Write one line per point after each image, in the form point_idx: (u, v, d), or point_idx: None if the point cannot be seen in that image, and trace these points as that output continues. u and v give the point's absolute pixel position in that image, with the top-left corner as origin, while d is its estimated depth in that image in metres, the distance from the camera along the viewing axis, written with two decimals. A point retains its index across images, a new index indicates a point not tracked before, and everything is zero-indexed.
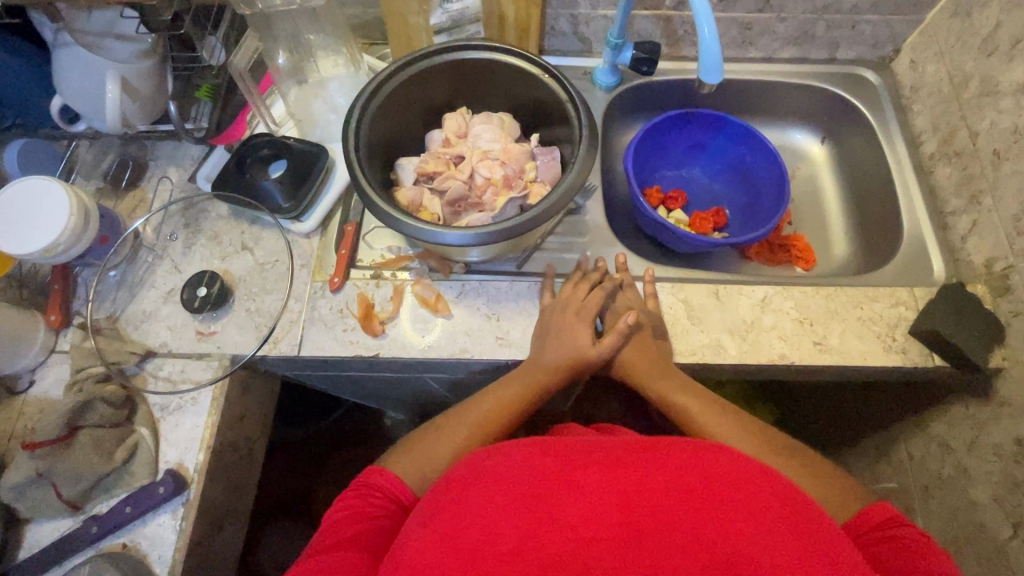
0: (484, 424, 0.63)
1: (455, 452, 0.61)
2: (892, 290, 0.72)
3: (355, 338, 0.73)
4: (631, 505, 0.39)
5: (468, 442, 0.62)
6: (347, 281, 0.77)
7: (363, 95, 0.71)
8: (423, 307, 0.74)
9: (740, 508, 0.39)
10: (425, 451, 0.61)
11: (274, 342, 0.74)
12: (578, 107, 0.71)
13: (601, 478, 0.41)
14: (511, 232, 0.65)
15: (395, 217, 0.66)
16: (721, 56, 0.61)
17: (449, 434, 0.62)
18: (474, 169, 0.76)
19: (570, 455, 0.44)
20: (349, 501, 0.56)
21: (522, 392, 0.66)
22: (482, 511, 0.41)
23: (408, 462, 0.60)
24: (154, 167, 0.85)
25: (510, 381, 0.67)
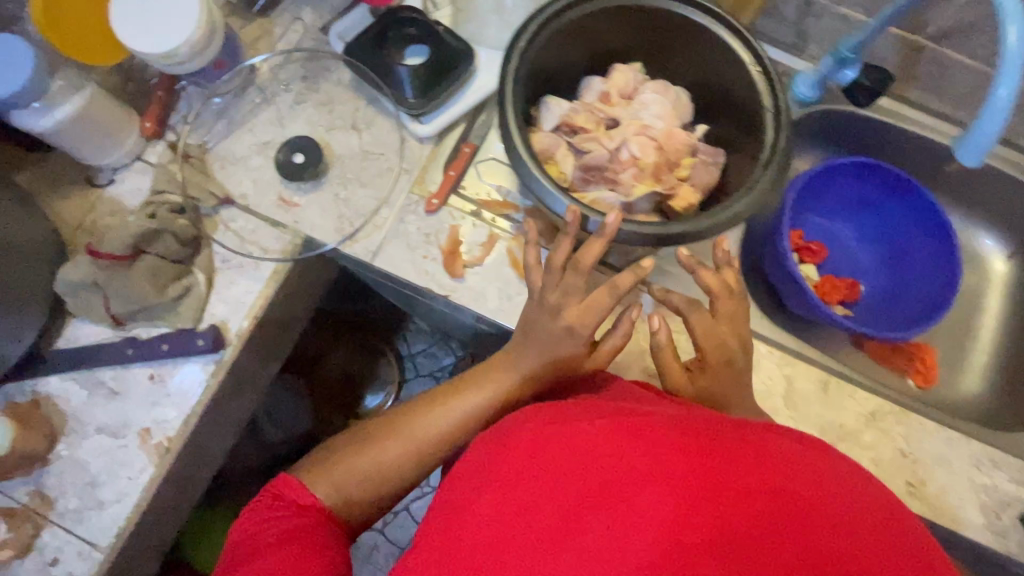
0: (421, 444, 0.54)
1: (379, 474, 0.53)
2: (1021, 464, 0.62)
3: (431, 270, 0.68)
4: (724, 506, 0.35)
5: (400, 461, 0.53)
6: (445, 206, 0.70)
7: (543, 13, 0.60)
8: (512, 268, 0.68)
9: (848, 524, 0.34)
10: (345, 466, 0.52)
11: (351, 240, 0.69)
12: (774, 117, 0.59)
13: (682, 465, 0.36)
14: (647, 238, 0.56)
15: (530, 170, 0.57)
16: (996, 138, 0.50)
17: (377, 452, 0.53)
18: (625, 141, 0.66)
19: (630, 429, 0.40)
20: (262, 514, 0.50)
21: (462, 420, 0.55)
22: (549, 487, 0.37)
23: (325, 481, 0.52)
24: (292, 1, 0.77)
25: (445, 399, 0.55)
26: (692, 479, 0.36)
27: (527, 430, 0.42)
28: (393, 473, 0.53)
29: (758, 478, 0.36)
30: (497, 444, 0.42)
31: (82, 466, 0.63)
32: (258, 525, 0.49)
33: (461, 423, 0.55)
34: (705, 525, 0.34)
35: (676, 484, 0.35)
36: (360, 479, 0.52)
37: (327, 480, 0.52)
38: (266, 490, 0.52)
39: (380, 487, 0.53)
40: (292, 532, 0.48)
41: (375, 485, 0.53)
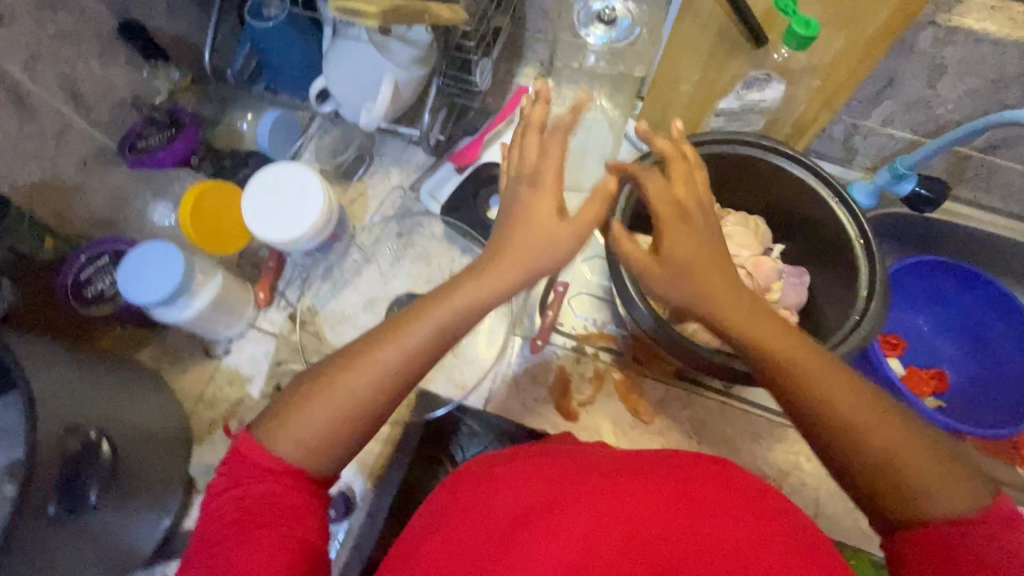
0: (386, 379, 0.43)
1: (339, 429, 0.42)
2: None
3: (545, 412, 0.70)
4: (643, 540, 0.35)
5: (372, 386, 0.43)
6: (548, 346, 0.73)
7: (633, 176, 0.66)
8: (622, 403, 0.70)
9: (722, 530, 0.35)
10: (304, 415, 0.42)
11: (462, 388, 0.71)
12: (864, 247, 0.63)
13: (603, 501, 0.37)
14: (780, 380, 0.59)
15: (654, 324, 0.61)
16: None
17: (344, 383, 0.42)
18: None
19: (550, 470, 0.40)
20: (240, 499, 0.39)
21: (423, 346, 0.44)
22: (475, 536, 0.37)
23: (287, 440, 0.41)
24: (379, 162, 0.83)
25: (366, 351, 0.43)
26: (603, 512, 0.36)
27: (485, 480, 0.41)
28: (358, 418, 0.43)
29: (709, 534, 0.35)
30: (444, 505, 0.41)
31: None
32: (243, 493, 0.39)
33: (437, 342, 0.44)
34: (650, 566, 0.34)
35: (596, 521, 0.36)
36: (335, 417, 0.42)
37: (289, 438, 0.41)
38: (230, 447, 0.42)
39: (343, 436, 0.42)
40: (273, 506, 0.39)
41: (326, 456, 0.42)
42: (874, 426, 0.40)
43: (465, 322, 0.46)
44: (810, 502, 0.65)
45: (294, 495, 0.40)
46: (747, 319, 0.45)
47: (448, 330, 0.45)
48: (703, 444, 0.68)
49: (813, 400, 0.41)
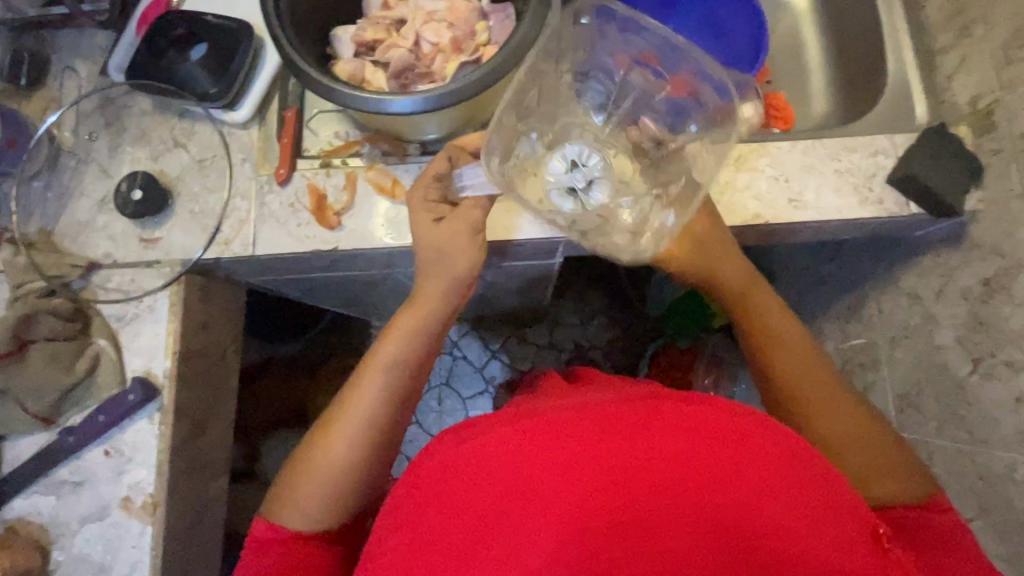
0: (378, 418, 0.64)
1: (328, 480, 0.62)
2: (872, 138, 0.69)
3: (311, 233, 0.69)
4: (608, 491, 0.39)
5: (357, 452, 0.63)
6: (295, 173, 0.71)
7: None
8: (380, 195, 0.70)
9: (706, 484, 0.39)
10: (301, 494, 0.62)
11: (226, 243, 0.69)
12: None
13: (583, 455, 0.41)
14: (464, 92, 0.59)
15: (325, 87, 0.59)
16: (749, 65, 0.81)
17: (331, 452, 0.62)
18: (419, 34, 0.68)
19: (542, 427, 0.44)
20: (267, 551, 0.62)
21: (377, 397, 0.64)
22: (473, 500, 0.42)
23: (289, 511, 0.62)
24: (59, 60, 0.75)
25: (345, 404, 0.65)
26: (612, 468, 0.40)
27: (464, 441, 0.46)
28: (345, 467, 0.62)
29: (648, 476, 0.40)
30: (421, 473, 0.47)
31: (87, 558, 0.63)
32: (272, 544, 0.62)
33: (388, 378, 0.65)
34: (603, 511, 0.39)
35: (602, 478, 0.40)
36: (333, 485, 0.62)
37: (301, 514, 0.62)
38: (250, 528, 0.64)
39: (345, 490, 0.63)
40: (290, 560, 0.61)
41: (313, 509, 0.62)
42: (868, 452, 0.56)
43: (410, 358, 0.66)
44: None
45: (311, 544, 0.63)
46: (789, 375, 0.61)
47: (394, 375, 0.65)
48: None
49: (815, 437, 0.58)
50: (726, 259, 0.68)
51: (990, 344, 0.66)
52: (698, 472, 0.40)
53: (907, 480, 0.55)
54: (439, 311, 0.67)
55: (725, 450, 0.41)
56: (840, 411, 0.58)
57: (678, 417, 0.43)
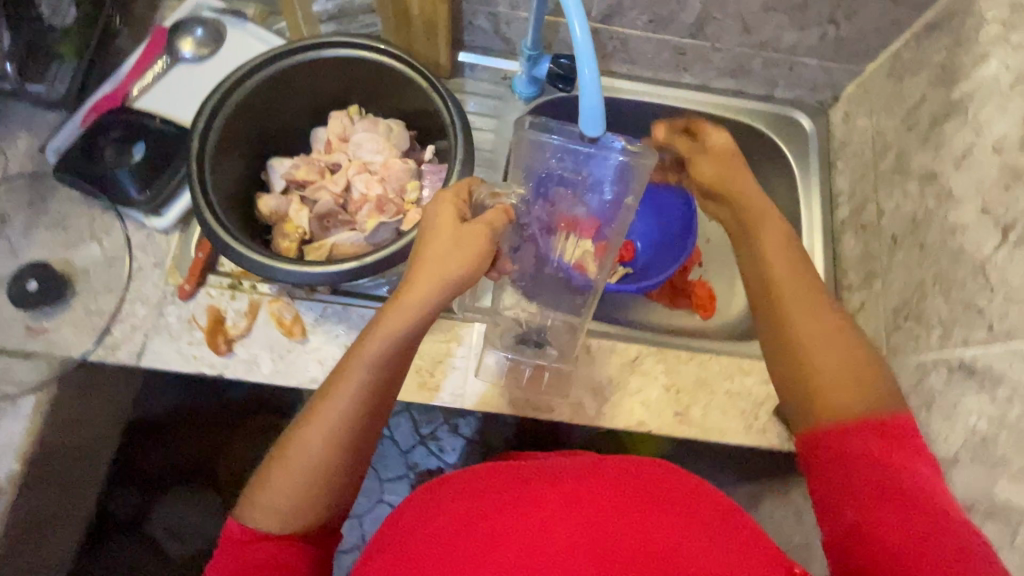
0: (358, 426, 0.52)
1: (304, 480, 0.51)
2: (766, 365, 0.71)
3: (199, 354, 0.68)
4: (595, 546, 0.43)
5: (333, 452, 0.51)
6: (201, 289, 0.71)
7: (207, 104, 0.61)
8: (278, 328, 0.70)
9: (683, 539, 0.43)
10: (274, 490, 0.51)
11: (112, 348, 0.68)
12: (455, 128, 0.64)
13: (569, 497, 0.47)
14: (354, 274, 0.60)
15: (219, 235, 0.59)
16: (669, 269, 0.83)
17: (303, 450, 0.51)
18: (350, 181, 0.70)
19: (529, 478, 0.50)
20: (233, 555, 0.50)
21: (374, 374, 0.52)
22: (464, 524, 0.47)
23: (258, 510, 0.51)
24: (2, 129, 0.75)
25: (320, 398, 0.52)
26: (595, 516, 0.45)
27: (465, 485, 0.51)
28: (329, 469, 0.51)
29: (618, 530, 0.44)
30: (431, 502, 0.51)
31: None
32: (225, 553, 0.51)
33: (373, 375, 0.52)
34: (586, 554, 0.43)
35: (585, 523, 0.45)
36: (320, 489, 0.51)
37: (267, 516, 0.51)
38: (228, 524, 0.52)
39: (319, 499, 0.52)
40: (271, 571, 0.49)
41: (313, 516, 0.52)
42: (837, 373, 0.47)
43: (396, 361, 0.53)
44: (457, 384, 0.69)
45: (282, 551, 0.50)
46: (785, 269, 0.53)
47: (389, 344, 0.52)
48: None
49: (799, 345, 0.49)
50: (814, 312, 0.50)
51: None
52: (660, 524, 0.44)
53: (860, 391, 0.47)
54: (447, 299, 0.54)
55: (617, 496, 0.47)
56: (819, 314, 0.50)
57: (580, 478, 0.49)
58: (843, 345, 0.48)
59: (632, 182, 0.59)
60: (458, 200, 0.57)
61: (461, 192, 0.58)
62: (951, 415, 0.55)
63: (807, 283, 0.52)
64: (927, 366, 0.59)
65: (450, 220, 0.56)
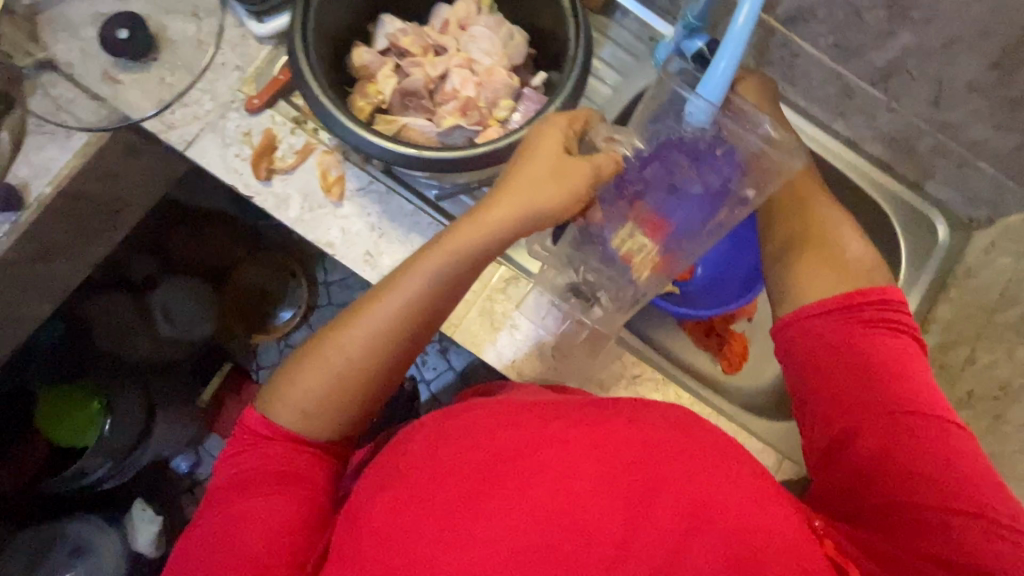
0: (393, 333, 0.52)
1: (334, 386, 0.52)
2: (761, 447, 0.66)
3: (240, 170, 0.68)
4: (601, 461, 0.44)
5: (366, 357, 0.52)
6: (267, 109, 0.69)
7: None
8: (319, 181, 0.68)
9: (670, 463, 0.44)
10: (303, 390, 0.52)
11: (167, 127, 0.68)
12: (574, 64, 0.58)
13: (570, 429, 0.47)
14: (407, 161, 0.57)
15: (298, 68, 0.56)
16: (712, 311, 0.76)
17: (335, 353, 0.52)
18: (447, 71, 0.66)
19: (534, 409, 0.50)
20: (250, 443, 0.52)
21: (423, 293, 0.52)
22: (485, 443, 0.47)
23: (285, 408, 0.52)
24: None
25: (360, 308, 0.53)
26: (590, 441, 0.45)
27: (481, 409, 0.51)
28: (358, 373, 0.52)
29: (617, 451, 0.45)
30: (454, 417, 0.51)
31: None
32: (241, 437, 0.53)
33: (424, 290, 0.52)
34: (593, 474, 0.44)
35: (585, 449, 0.45)
36: (353, 390, 0.52)
37: (290, 414, 0.52)
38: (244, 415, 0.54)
39: (345, 402, 0.52)
40: (273, 464, 0.51)
41: (331, 420, 0.53)
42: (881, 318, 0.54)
43: (453, 280, 0.53)
44: (457, 313, 0.67)
45: (293, 450, 0.52)
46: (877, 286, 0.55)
47: (447, 272, 0.52)
48: (382, 240, 0.68)
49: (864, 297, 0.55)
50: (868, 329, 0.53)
51: None
52: (656, 457, 0.45)
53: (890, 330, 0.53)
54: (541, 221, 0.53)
55: (609, 431, 0.46)
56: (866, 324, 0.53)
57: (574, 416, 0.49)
58: (873, 351, 0.51)
59: (748, 178, 0.58)
60: (566, 136, 0.54)
61: (574, 125, 0.55)
62: None
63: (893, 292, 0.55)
64: None
65: (552, 149, 0.52)
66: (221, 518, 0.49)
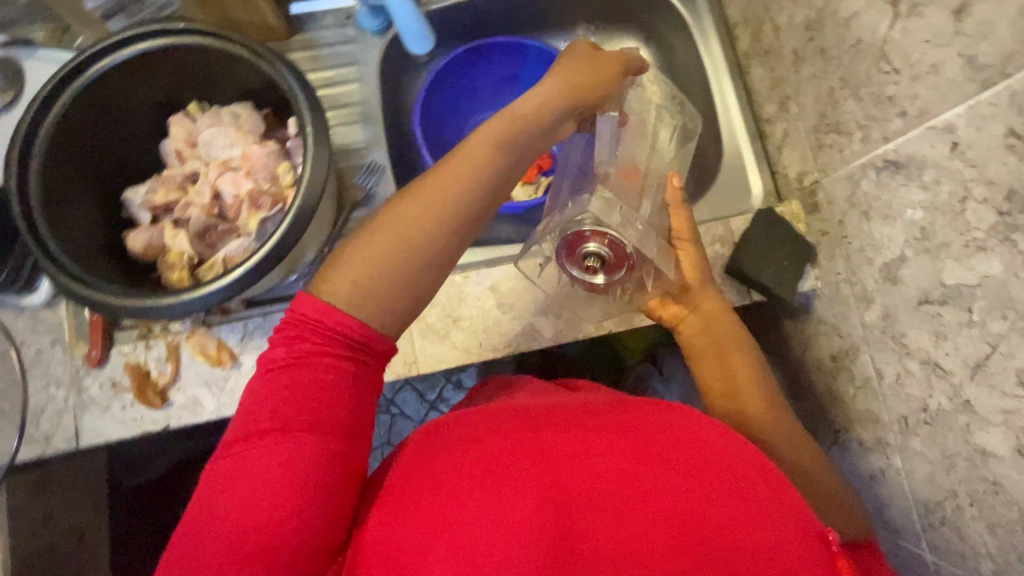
0: (481, 190, 0.45)
1: (408, 255, 0.42)
2: (707, 226, 0.68)
3: (137, 416, 0.64)
4: (680, 508, 0.38)
5: (462, 206, 0.44)
6: (112, 350, 0.66)
7: (12, 154, 0.53)
8: (205, 361, 0.66)
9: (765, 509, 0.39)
10: (415, 241, 0.42)
11: (46, 441, 0.64)
12: (297, 94, 0.56)
13: (669, 441, 0.41)
14: (243, 278, 0.54)
15: (86, 296, 0.53)
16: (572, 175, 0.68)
17: (445, 206, 0.43)
18: (216, 187, 0.64)
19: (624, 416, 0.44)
20: (279, 349, 0.40)
21: (478, 168, 0.45)
22: (572, 458, 0.40)
23: (348, 280, 0.41)
24: None
25: (435, 173, 0.44)
26: (690, 463, 0.40)
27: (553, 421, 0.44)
28: (453, 227, 0.43)
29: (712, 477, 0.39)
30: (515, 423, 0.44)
31: None
32: (251, 384, 0.41)
33: (499, 160, 0.46)
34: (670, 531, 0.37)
35: (685, 471, 0.39)
36: (408, 261, 0.42)
37: (363, 298, 0.41)
38: (263, 359, 0.41)
39: (402, 268, 0.42)
40: (279, 402, 0.39)
41: (398, 290, 0.42)
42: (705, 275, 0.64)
43: (506, 166, 0.47)
44: (408, 352, 0.66)
45: (317, 373, 0.39)
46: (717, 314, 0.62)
47: (501, 156, 0.46)
48: None
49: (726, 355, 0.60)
50: (730, 349, 0.61)
51: (846, 420, 0.67)
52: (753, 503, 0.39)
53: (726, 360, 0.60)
54: (539, 139, 0.49)
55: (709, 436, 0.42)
56: (715, 300, 0.63)
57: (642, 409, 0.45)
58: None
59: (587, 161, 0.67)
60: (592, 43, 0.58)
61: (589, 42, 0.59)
62: (890, 215, 0.52)
63: (734, 327, 0.62)
64: (857, 171, 0.56)
65: (585, 50, 0.56)
66: (240, 491, 0.37)
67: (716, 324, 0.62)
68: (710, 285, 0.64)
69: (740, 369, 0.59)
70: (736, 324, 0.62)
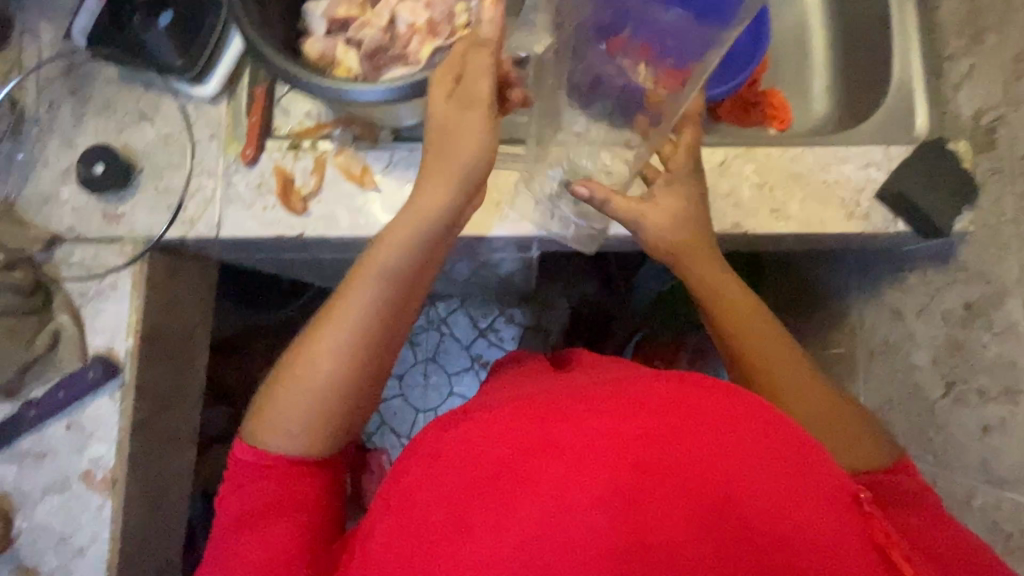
0: (360, 340, 0.54)
1: (325, 396, 0.53)
2: (864, 149, 0.66)
3: (277, 218, 0.67)
4: (694, 502, 0.35)
5: (376, 326, 0.54)
6: (263, 153, 0.69)
7: None
8: (349, 180, 0.68)
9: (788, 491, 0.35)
10: (296, 402, 0.53)
11: (191, 223, 0.68)
12: None
13: (675, 430, 0.38)
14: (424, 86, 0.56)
15: (278, 66, 0.56)
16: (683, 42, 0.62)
17: (336, 331, 0.54)
18: (394, 13, 0.66)
19: (625, 400, 0.41)
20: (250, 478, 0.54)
21: (418, 241, 0.55)
22: (566, 453, 0.38)
23: (273, 433, 0.54)
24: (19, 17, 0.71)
25: (344, 292, 0.55)
26: (701, 456, 0.36)
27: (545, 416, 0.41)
28: (353, 376, 0.54)
29: (724, 466, 0.36)
30: (507, 423, 0.42)
31: (49, 528, 0.65)
32: (237, 492, 0.54)
33: (431, 229, 0.55)
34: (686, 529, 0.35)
35: (694, 467, 0.36)
36: (324, 382, 0.53)
37: (281, 430, 0.54)
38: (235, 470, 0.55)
39: (328, 411, 0.54)
40: (266, 503, 0.53)
41: (309, 421, 0.53)
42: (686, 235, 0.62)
43: (447, 214, 0.55)
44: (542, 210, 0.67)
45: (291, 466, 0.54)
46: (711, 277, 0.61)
47: (447, 197, 0.54)
48: None
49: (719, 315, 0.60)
50: (744, 312, 0.60)
51: (967, 371, 0.65)
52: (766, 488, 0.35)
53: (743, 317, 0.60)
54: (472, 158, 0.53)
55: (718, 414, 0.39)
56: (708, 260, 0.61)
57: (645, 393, 0.41)
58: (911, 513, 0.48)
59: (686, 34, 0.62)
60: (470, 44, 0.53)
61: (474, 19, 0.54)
62: None
63: (722, 283, 0.61)
64: None
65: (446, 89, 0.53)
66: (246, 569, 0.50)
67: (725, 294, 0.61)
68: (679, 230, 0.61)
69: (754, 332, 0.59)
70: (725, 282, 0.61)
